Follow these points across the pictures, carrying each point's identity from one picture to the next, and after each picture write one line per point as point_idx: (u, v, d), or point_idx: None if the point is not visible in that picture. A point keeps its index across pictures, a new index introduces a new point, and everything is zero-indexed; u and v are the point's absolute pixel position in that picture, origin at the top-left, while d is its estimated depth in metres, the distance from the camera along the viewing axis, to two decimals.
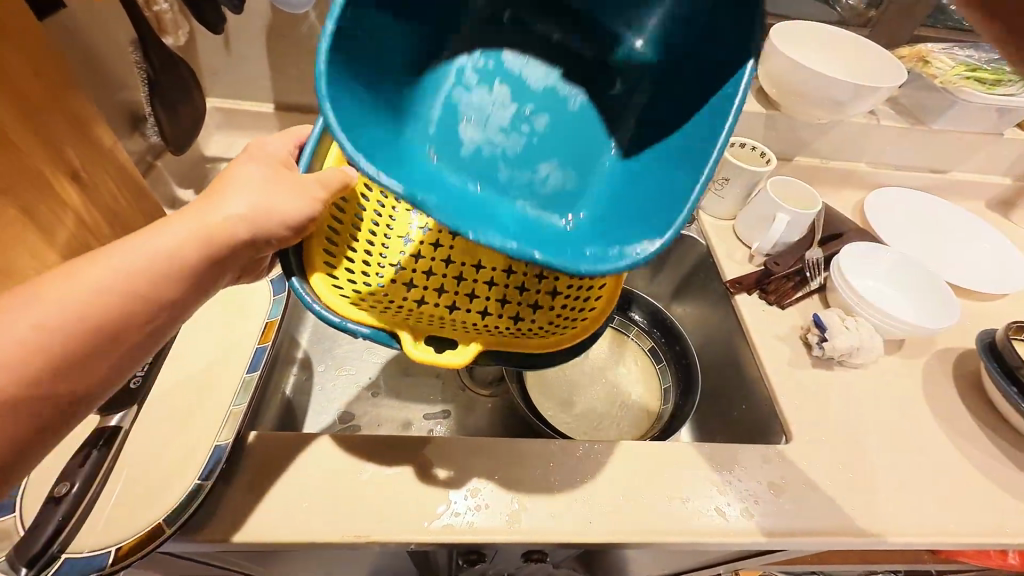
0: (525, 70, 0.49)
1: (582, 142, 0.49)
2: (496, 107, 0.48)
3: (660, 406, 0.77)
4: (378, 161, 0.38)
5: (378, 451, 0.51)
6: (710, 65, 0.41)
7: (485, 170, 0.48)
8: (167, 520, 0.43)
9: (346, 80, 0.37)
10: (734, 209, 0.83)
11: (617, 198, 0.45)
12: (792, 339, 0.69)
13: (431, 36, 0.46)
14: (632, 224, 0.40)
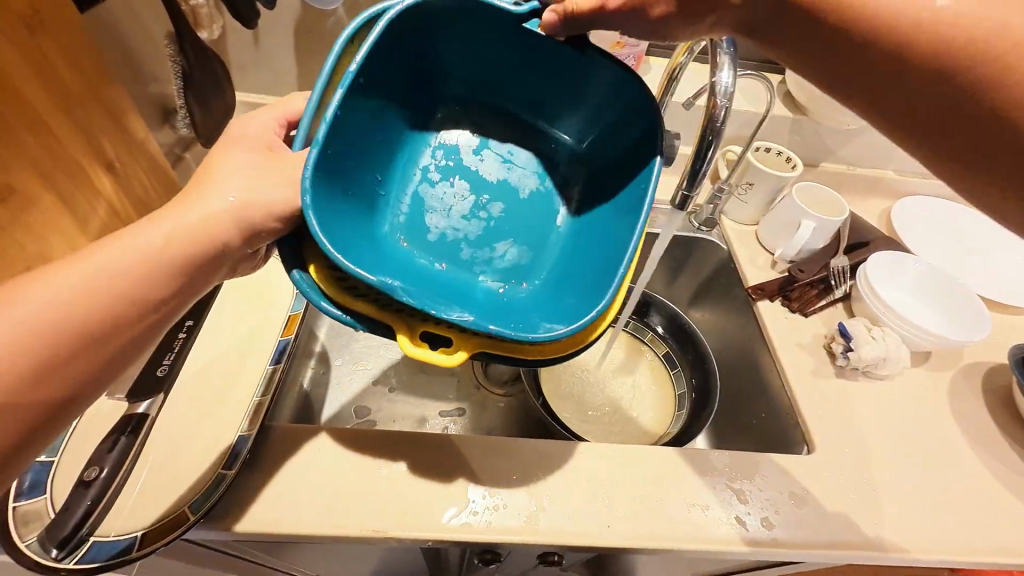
0: (482, 167, 0.57)
1: (537, 222, 0.55)
2: (457, 199, 0.55)
3: (676, 411, 0.76)
4: (358, 255, 0.43)
5: (397, 448, 0.51)
6: (644, 154, 0.48)
7: (450, 252, 0.53)
8: (192, 507, 0.43)
9: (327, 189, 0.42)
10: (757, 214, 0.82)
11: (568, 265, 0.51)
12: (815, 348, 0.68)
13: (398, 136, 0.53)
14: (578, 294, 0.46)
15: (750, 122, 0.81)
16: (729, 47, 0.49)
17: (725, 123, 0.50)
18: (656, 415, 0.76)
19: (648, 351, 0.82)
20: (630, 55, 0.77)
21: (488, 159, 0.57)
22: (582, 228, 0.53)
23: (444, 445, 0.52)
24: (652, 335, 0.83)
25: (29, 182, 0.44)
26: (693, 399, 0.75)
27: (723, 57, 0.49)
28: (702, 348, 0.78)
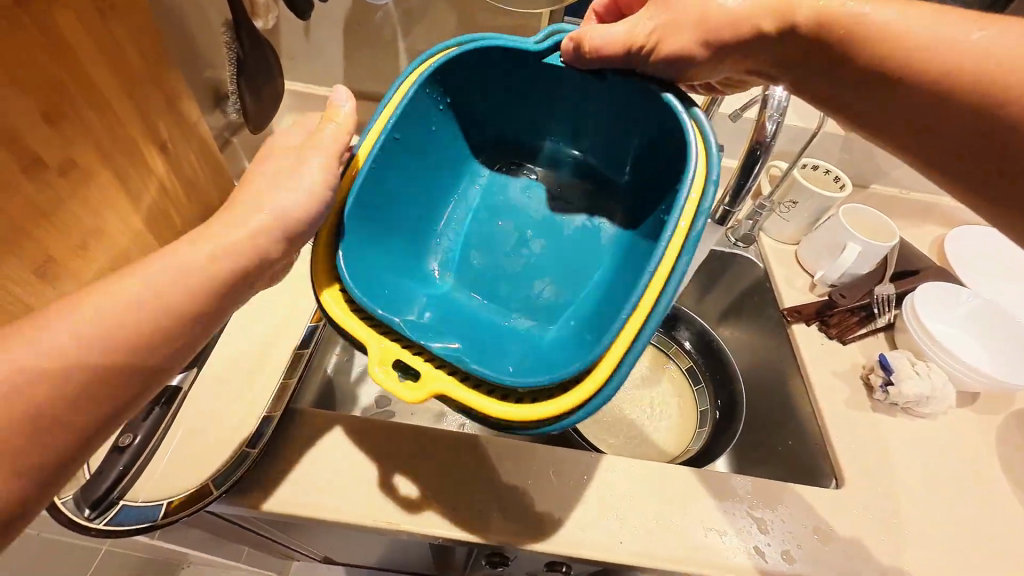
0: (529, 202, 0.56)
1: (580, 260, 0.52)
2: (501, 235, 0.55)
3: (696, 429, 0.74)
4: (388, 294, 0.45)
5: (416, 441, 0.52)
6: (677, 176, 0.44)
7: (488, 287, 0.53)
8: (215, 481, 0.45)
9: (362, 228, 0.45)
10: (799, 233, 0.79)
11: (597, 305, 0.46)
12: (851, 378, 0.65)
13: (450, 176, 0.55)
14: (595, 332, 0.41)
15: (799, 137, 0.78)
16: None
17: (775, 138, 0.48)
18: (677, 431, 0.74)
19: (673, 366, 0.80)
20: None
21: (535, 196, 0.56)
22: (621, 262, 0.48)
23: (460, 444, 0.52)
24: (678, 350, 0.81)
25: (90, 159, 0.46)
26: (717, 417, 0.73)
27: None
28: (730, 367, 0.75)
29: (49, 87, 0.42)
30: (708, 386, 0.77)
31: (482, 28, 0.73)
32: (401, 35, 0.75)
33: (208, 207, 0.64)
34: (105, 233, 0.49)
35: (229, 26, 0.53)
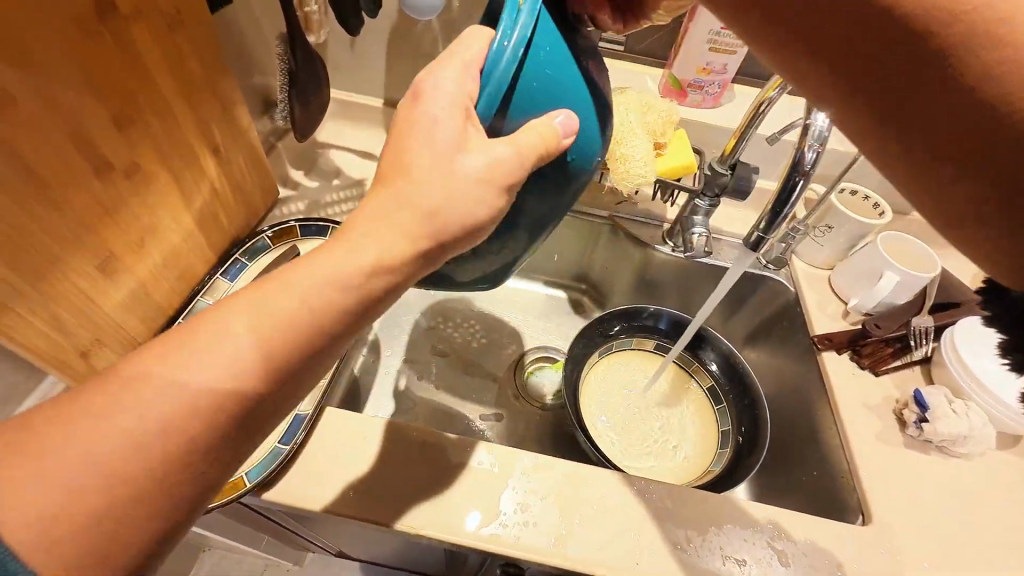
0: None
1: None
2: None
3: (718, 449, 0.73)
4: None
5: (440, 447, 0.53)
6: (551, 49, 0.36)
7: None
8: (250, 476, 0.47)
9: None
10: (833, 259, 0.77)
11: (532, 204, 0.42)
12: (883, 412, 0.63)
13: None
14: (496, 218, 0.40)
15: (837, 161, 0.77)
16: None
17: (815, 166, 0.47)
18: (696, 451, 0.74)
19: (694, 385, 0.79)
20: (717, 83, 0.76)
21: None
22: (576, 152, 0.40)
23: (479, 450, 0.53)
24: (701, 370, 0.79)
25: (151, 161, 0.49)
26: (740, 441, 0.72)
27: None
28: (755, 391, 0.73)
29: (121, 94, 0.45)
30: (731, 406, 0.75)
31: None
32: (444, 49, 0.77)
33: (252, 208, 0.67)
34: (161, 231, 0.52)
35: (285, 39, 0.56)
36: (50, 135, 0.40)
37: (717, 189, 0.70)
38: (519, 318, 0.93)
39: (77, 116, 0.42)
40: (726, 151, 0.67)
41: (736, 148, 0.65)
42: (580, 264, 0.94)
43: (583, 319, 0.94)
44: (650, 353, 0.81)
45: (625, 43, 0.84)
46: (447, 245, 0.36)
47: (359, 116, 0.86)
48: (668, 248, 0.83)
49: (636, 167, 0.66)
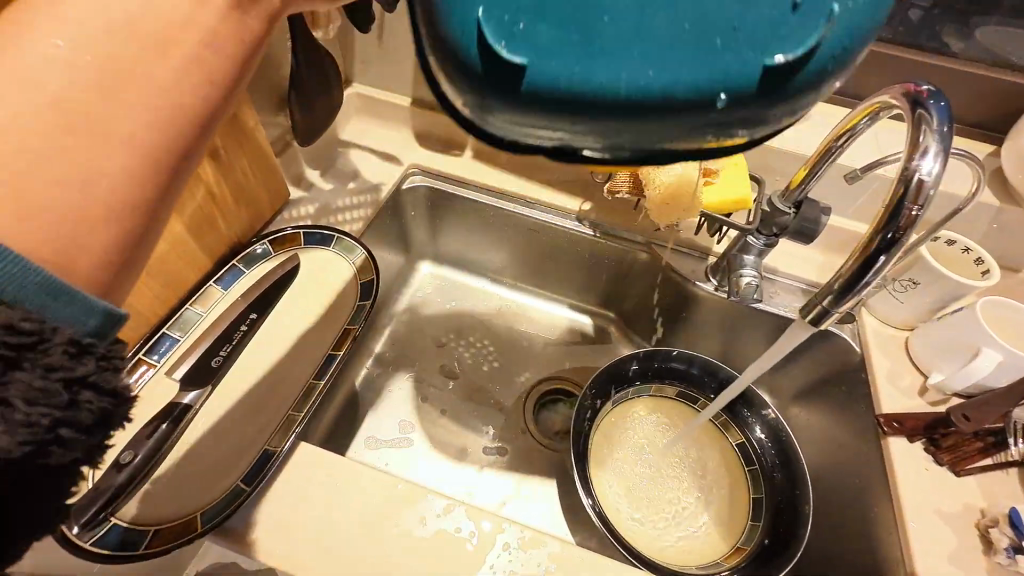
0: None
1: None
2: None
3: (750, 520, 0.64)
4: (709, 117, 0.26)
5: (417, 506, 0.47)
6: None
7: None
8: (203, 517, 0.44)
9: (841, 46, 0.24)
10: (915, 319, 0.64)
11: None
12: (963, 526, 0.51)
13: None
14: None
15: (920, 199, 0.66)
16: (940, 121, 0.35)
17: (907, 237, 0.35)
18: (723, 523, 0.65)
19: (723, 442, 0.69)
20: None
21: None
22: None
23: (462, 517, 0.47)
24: (734, 426, 0.68)
25: None
26: (773, 518, 0.62)
27: (931, 136, 0.34)
28: (800, 469, 0.63)
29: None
30: (764, 468, 0.65)
31: None
32: None
33: (257, 211, 0.63)
34: None
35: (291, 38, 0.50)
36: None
37: (775, 228, 0.59)
38: (533, 341, 0.85)
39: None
40: (792, 185, 0.56)
41: (805, 182, 0.54)
42: (608, 289, 0.84)
43: (607, 352, 0.85)
44: (672, 400, 0.71)
45: None
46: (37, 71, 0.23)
47: (385, 114, 0.83)
48: (711, 286, 0.73)
49: (681, 202, 0.59)
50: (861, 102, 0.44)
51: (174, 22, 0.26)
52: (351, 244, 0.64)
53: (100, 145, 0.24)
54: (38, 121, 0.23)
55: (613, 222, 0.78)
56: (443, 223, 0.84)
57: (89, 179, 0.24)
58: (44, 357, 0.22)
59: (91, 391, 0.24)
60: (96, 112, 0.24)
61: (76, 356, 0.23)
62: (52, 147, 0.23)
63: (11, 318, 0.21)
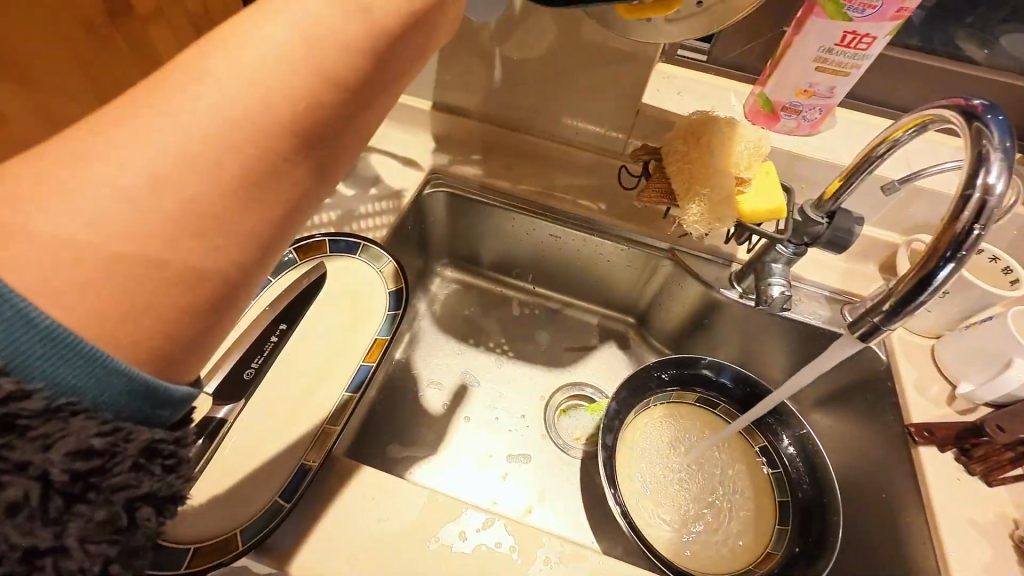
0: None
1: None
2: None
3: (776, 526, 0.64)
4: None
5: (458, 517, 0.48)
6: None
7: None
8: (243, 535, 0.43)
9: None
10: (940, 327, 0.64)
11: None
12: (993, 535, 0.52)
13: None
14: None
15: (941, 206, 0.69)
16: (1000, 137, 0.37)
17: (972, 250, 0.37)
18: (751, 531, 0.64)
19: (747, 446, 0.69)
20: (817, 108, 0.64)
21: None
22: None
23: (502, 530, 0.47)
24: (755, 430, 0.69)
25: None
26: (801, 522, 0.63)
27: (993, 151, 0.36)
28: (825, 472, 0.63)
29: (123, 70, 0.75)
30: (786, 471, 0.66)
31: (587, 51, 0.68)
32: (500, 47, 0.70)
33: None
34: None
35: None
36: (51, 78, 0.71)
37: (806, 238, 0.59)
38: (550, 347, 0.85)
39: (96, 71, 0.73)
40: (825, 195, 0.56)
41: (839, 194, 0.54)
42: (627, 295, 0.84)
43: (627, 359, 0.84)
44: (691, 406, 0.72)
45: (708, 52, 0.77)
46: (169, 141, 0.25)
47: (403, 117, 0.83)
48: (737, 293, 0.72)
49: (714, 212, 0.57)
50: (907, 115, 0.44)
51: (283, 100, 0.27)
52: (378, 251, 0.63)
53: (210, 230, 0.26)
54: (166, 210, 0.25)
55: (636, 227, 0.77)
56: (462, 226, 0.83)
57: (206, 263, 0.26)
58: (110, 476, 0.24)
59: (149, 506, 0.26)
60: (210, 200, 0.26)
61: (140, 471, 0.25)
62: (179, 237, 0.25)
63: (85, 436, 0.23)
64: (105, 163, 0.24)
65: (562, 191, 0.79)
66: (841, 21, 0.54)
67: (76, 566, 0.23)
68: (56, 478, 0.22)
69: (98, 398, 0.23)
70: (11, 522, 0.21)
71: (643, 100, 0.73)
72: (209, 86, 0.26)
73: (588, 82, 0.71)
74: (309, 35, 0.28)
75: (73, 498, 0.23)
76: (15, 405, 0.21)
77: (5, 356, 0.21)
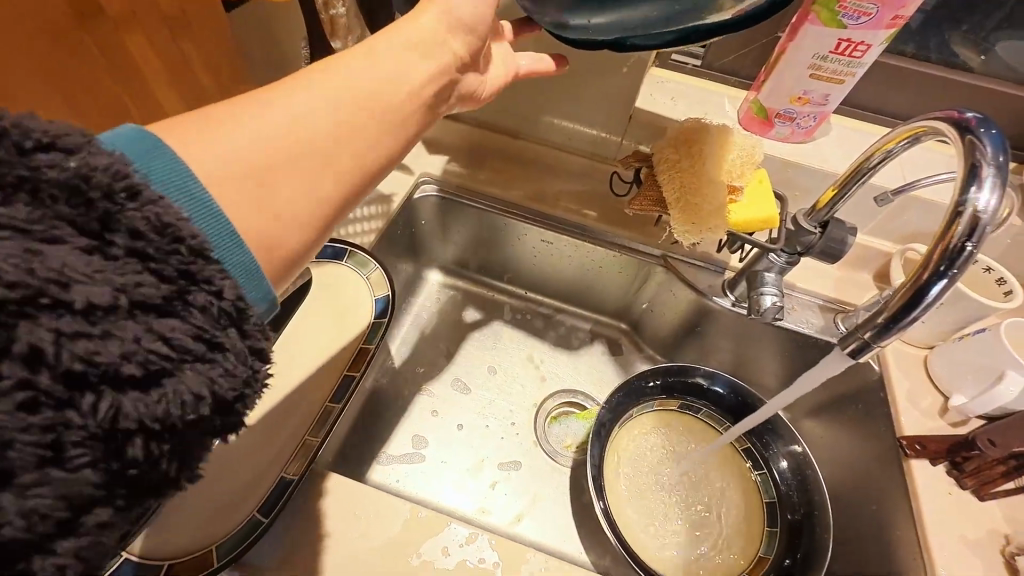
0: None
1: None
2: None
3: (767, 528, 0.64)
4: None
5: (441, 531, 0.47)
6: None
7: None
8: (219, 551, 0.42)
9: None
10: (932, 337, 0.64)
11: None
12: (982, 549, 0.52)
13: None
14: None
15: (936, 216, 0.68)
16: (993, 151, 0.36)
17: (964, 268, 0.36)
18: (739, 536, 0.64)
19: (732, 448, 0.69)
20: (812, 115, 0.63)
21: None
22: None
23: (485, 546, 0.46)
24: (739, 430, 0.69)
25: None
26: (791, 521, 0.63)
27: (987, 167, 0.36)
28: (817, 486, 0.62)
29: (76, 92, 0.48)
30: (770, 475, 0.66)
31: (580, 55, 0.66)
32: None
33: None
34: None
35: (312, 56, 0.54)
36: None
37: (799, 247, 0.58)
38: (542, 351, 0.84)
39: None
40: (818, 204, 0.55)
41: (833, 203, 0.53)
42: (618, 301, 0.83)
43: (620, 365, 0.83)
44: (673, 412, 0.71)
45: (702, 57, 0.76)
46: (274, 114, 0.33)
47: None
48: (729, 301, 0.71)
49: (704, 219, 0.57)
50: (901, 125, 0.44)
51: (360, 102, 0.35)
52: (365, 258, 0.62)
53: (289, 190, 0.32)
54: (259, 161, 0.31)
55: (630, 235, 0.76)
56: (453, 230, 0.82)
57: (278, 208, 0.32)
58: (246, 316, 0.29)
59: (261, 358, 0.30)
60: (291, 161, 0.32)
61: (264, 326, 0.30)
62: (265, 187, 0.31)
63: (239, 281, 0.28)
64: (221, 139, 0.31)
65: (554, 197, 0.78)
66: (836, 28, 0.53)
67: (229, 371, 0.28)
68: (226, 297, 0.28)
69: (236, 265, 0.29)
70: (203, 318, 0.27)
71: (636, 105, 0.73)
72: (281, 99, 0.33)
73: (581, 88, 0.70)
74: (371, 69, 0.36)
75: (231, 323, 0.28)
76: (204, 240, 0.27)
77: (194, 211, 0.28)
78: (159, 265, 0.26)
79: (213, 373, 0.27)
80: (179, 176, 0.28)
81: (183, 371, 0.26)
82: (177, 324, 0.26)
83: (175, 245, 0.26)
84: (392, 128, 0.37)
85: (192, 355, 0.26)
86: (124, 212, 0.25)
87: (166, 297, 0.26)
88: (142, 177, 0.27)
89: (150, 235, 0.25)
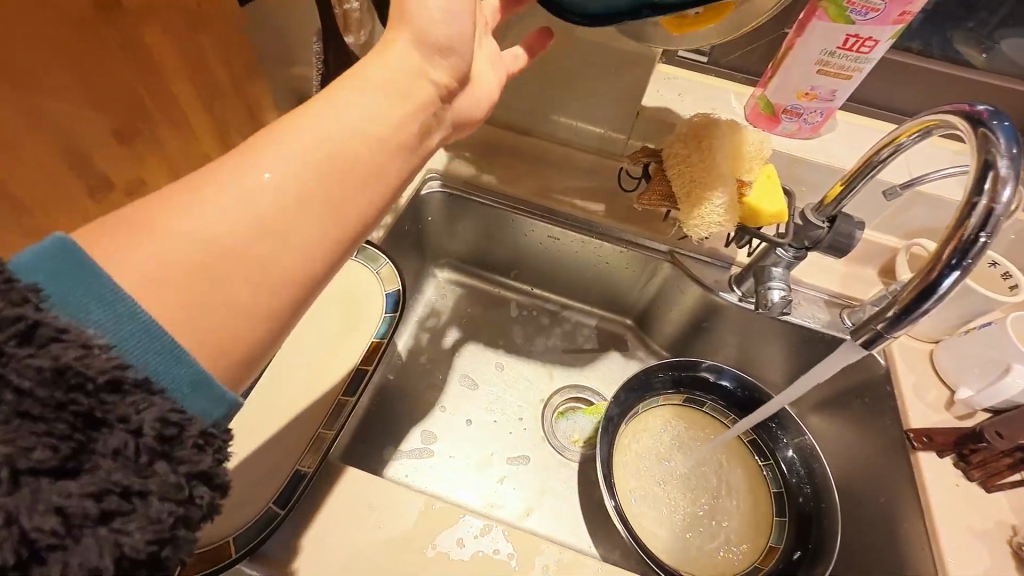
0: None
1: None
2: None
3: (775, 517, 0.65)
4: None
5: (455, 522, 0.47)
6: None
7: None
8: (236, 542, 0.42)
9: None
10: (938, 332, 0.64)
11: None
12: (990, 539, 0.52)
13: None
14: None
15: (940, 212, 0.69)
16: (1006, 143, 0.36)
17: (977, 259, 0.37)
18: (748, 526, 0.65)
19: (738, 440, 0.69)
20: (818, 111, 0.64)
21: None
22: None
23: (500, 537, 0.46)
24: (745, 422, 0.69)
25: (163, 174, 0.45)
26: (800, 509, 0.64)
27: (999, 159, 0.36)
28: (824, 478, 0.63)
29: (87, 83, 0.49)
30: (776, 466, 0.67)
31: (588, 52, 0.67)
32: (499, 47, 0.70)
33: None
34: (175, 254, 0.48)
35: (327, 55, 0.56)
36: (182, 164, 0.61)
37: (807, 242, 0.58)
38: (548, 348, 0.84)
39: (36, 115, 0.45)
40: (826, 199, 0.56)
41: (840, 198, 0.54)
42: (624, 297, 0.83)
43: (626, 361, 0.84)
44: (680, 406, 0.71)
45: (709, 54, 0.77)
46: (221, 195, 0.30)
47: None
48: (736, 296, 0.72)
49: (713, 214, 0.57)
50: (911, 119, 0.44)
51: (325, 160, 0.33)
52: (375, 253, 0.62)
53: (236, 283, 0.30)
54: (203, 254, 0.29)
55: (638, 230, 0.76)
56: (460, 226, 0.82)
57: (230, 299, 0.29)
58: (176, 448, 0.25)
59: (204, 485, 0.26)
60: (243, 246, 0.30)
61: (205, 446, 0.26)
62: (211, 280, 0.29)
63: (165, 407, 0.25)
64: (151, 243, 0.28)
65: (561, 193, 0.79)
66: (844, 24, 0.54)
67: (154, 517, 0.24)
68: (147, 434, 0.25)
69: (170, 382, 0.26)
70: (115, 465, 0.24)
71: (643, 102, 0.73)
72: (229, 176, 0.31)
73: (588, 84, 0.71)
74: (339, 121, 0.34)
75: (156, 457, 0.25)
76: (118, 372, 0.24)
77: (110, 337, 0.25)
78: (49, 423, 0.23)
79: (130, 526, 0.24)
80: (93, 300, 0.25)
81: (81, 542, 0.23)
82: (78, 484, 0.23)
83: (72, 394, 0.23)
84: (369, 179, 0.34)
85: (100, 517, 0.23)
86: (16, 360, 0.22)
87: (67, 455, 0.23)
88: (44, 308, 0.24)
89: (39, 390, 0.23)
